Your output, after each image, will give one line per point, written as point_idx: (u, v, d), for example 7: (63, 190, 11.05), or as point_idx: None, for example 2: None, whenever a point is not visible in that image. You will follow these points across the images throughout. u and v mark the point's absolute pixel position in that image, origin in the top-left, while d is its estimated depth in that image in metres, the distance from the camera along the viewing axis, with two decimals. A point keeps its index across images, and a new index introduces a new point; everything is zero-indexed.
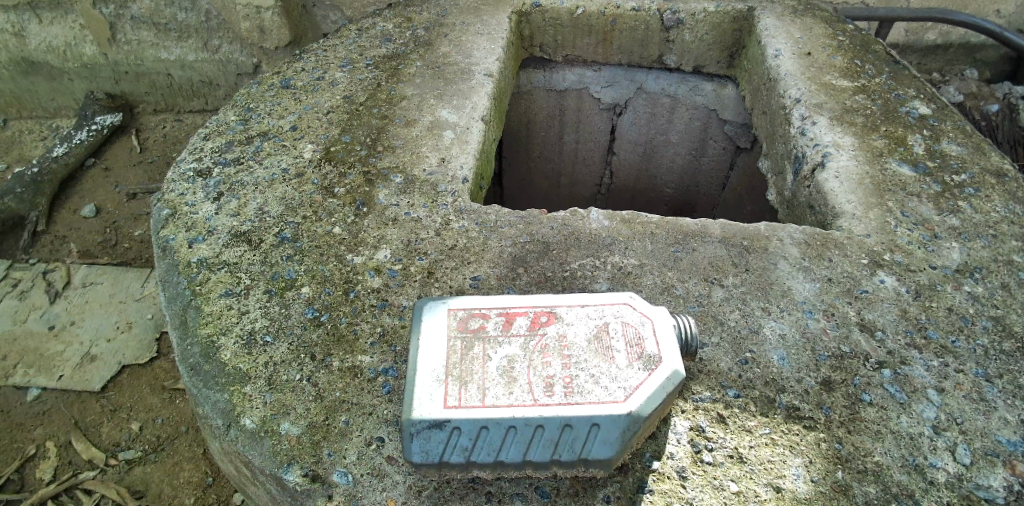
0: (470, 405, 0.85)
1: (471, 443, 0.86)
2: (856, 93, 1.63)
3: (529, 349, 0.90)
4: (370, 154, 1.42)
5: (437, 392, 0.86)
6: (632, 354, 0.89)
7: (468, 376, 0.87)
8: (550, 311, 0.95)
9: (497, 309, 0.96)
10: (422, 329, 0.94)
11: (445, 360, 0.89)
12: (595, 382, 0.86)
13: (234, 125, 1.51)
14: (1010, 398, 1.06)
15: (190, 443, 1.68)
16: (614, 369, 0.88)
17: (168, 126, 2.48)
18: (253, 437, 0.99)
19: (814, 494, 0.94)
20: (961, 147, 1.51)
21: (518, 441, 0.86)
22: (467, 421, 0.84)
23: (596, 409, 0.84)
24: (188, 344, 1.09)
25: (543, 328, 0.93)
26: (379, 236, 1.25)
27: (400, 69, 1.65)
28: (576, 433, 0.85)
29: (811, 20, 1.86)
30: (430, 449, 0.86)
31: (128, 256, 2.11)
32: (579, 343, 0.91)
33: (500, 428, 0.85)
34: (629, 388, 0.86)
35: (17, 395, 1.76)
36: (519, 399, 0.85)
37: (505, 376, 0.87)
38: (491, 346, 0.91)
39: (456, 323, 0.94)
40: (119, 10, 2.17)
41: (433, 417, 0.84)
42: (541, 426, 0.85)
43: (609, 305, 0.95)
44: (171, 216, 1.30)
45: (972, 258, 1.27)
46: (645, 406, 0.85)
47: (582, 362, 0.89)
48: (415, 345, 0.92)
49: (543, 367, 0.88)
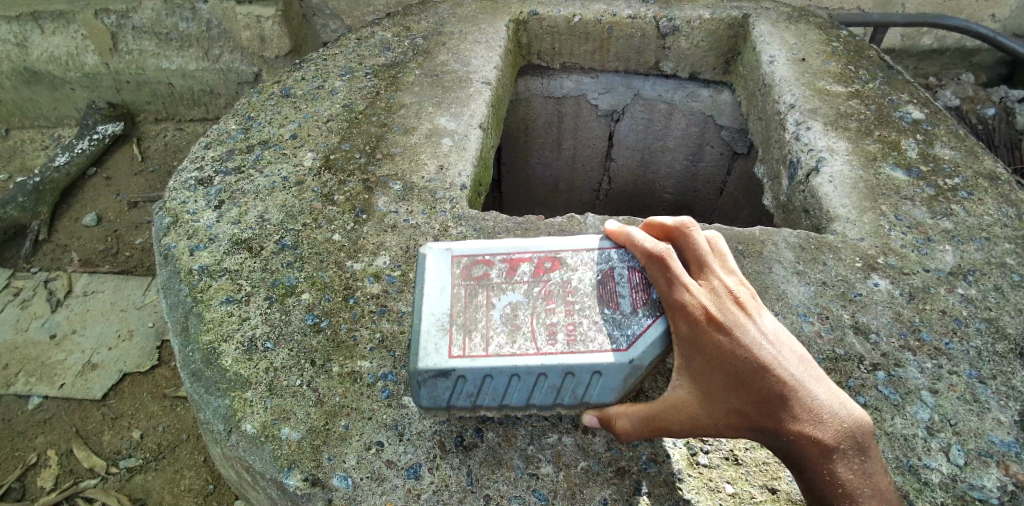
0: (473, 354, 0.88)
1: (476, 390, 0.91)
2: (850, 98, 1.65)
3: (533, 295, 0.93)
4: (370, 161, 1.44)
5: (441, 342, 0.89)
6: (637, 300, 0.92)
7: (471, 325, 0.90)
8: (555, 257, 0.97)
9: (501, 253, 0.98)
10: (424, 276, 0.95)
11: (448, 307, 0.92)
12: (598, 330, 0.90)
13: (235, 134, 1.52)
14: (1004, 399, 1.08)
15: (191, 450, 1.69)
16: (620, 317, 0.91)
17: (169, 135, 2.50)
18: (254, 442, 1.00)
19: None
20: (953, 151, 1.52)
21: (520, 387, 0.90)
22: (470, 370, 0.88)
23: (599, 359, 0.87)
24: (190, 350, 1.10)
25: (548, 274, 0.96)
26: (378, 243, 1.27)
27: (398, 77, 1.67)
28: (579, 380, 0.89)
29: (805, 27, 1.88)
30: (436, 394, 0.91)
31: (128, 264, 2.12)
32: (584, 290, 0.93)
33: (503, 375, 0.89)
34: (632, 339, 0.89)
35: (18, 404, 1.77)
36: (522, 348, 0.89)
37: (508, 325, 0.91)
38: (495, 293, 0.94)
39: (459, 269, 0.96)
40: (121, 21, 2.18)
41: (437, 366, 0.88)
42: (544, 373, 0.89)
43: (615, 249, 0.97)
44: (172, 224, 1.32)
45: (966, 261, 1.29)
46: (646, 355, 0.88)
47: (586, 309, 0.92)
48: (418, 292, 0.94)
49: (546, 315, 0.91)
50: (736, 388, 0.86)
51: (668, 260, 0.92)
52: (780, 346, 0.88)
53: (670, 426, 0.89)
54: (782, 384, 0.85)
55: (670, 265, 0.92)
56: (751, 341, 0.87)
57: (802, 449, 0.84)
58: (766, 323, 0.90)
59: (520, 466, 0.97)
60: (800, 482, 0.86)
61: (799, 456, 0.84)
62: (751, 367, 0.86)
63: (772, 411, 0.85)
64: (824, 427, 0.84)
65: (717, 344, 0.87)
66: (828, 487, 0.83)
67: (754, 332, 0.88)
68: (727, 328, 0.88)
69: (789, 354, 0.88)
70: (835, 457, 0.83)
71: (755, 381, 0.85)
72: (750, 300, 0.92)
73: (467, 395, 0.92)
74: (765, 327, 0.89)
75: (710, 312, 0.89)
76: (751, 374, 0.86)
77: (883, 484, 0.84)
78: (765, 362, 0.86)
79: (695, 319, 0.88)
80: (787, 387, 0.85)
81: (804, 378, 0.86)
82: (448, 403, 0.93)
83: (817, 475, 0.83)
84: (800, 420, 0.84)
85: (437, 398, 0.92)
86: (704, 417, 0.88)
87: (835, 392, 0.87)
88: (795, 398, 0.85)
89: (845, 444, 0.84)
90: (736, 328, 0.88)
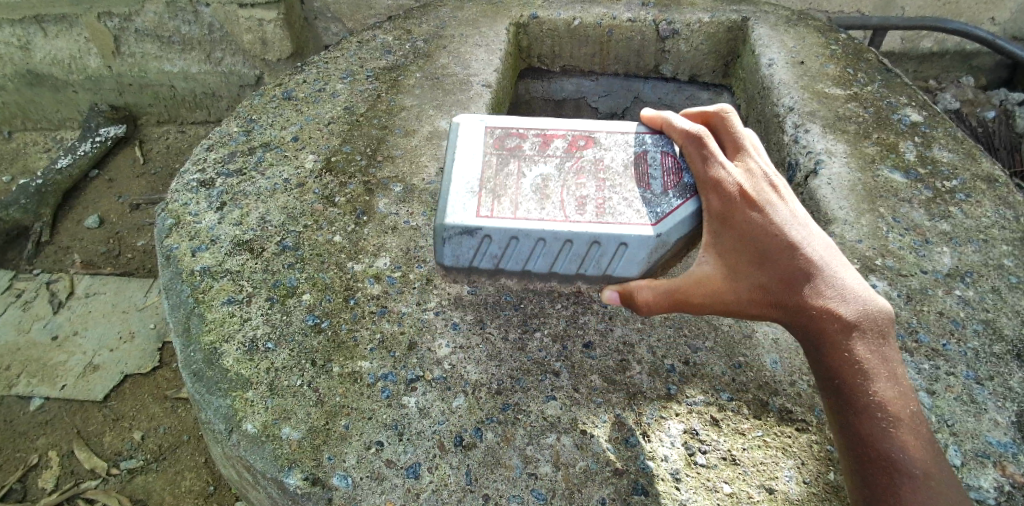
0: (502, 216, 0.99)
1: (501, 251, 1.03)
2: (848, 101, 1.65)
3: (564, 169, 1.04)
4: (370, 164, 1.45)
5: (472, 202, 0.99)
6: (668, 182, 1.01)
7: (501, 191, 1.00)
8: (586, 138, 1.07)
9: (535, 131, 1.09)
10: (462, 142, 1.06)
11: (480, 174, 1.02)
12: (626, 206, 0.99)
13: (236, 136, 1.53)
14: (1000, 400, 1.08)
15: (191, 452, 1.70)
16: (650, 195, 1.00)
17: (171, 138, 2.51)
18: (254, 442, 1.00)
19: (806, 495, 0.96)
20: (951, 153, 1.53)
21: (546, 251, 1.02)
22: (497, 230, 0.99)
23: (625, 230, 0.97)
24: (192, 350, 1.11)
25: (579, 153, 1.06)
26: (378, 245, 1.28)
27: (399, 80, 1.68)
28: (604, 250, 1.00)
29: (804, 30, 1.89)
30: (462, 254, 1.05)
31: (130, 266, 2.13)
32: (613, 169, 1.04)
33: (530, 239, 1.00)
34: (659, 215, 0.98)
35: (20, 405, 1.78)
36: (551, 214, 0.99)
37: (539, 193, 1.01)
38: (527, 164, 1.04)
39: (493, 140, 1.07)
40: (124, 23, 2.19)
41: (467, 225, 0.99)
42: (569, 240, 0.99)
43: (646, 135, 1.07)
44: (174, 225, 1.33)
45: (963, 263, 1.29)
46: (672, 231, 0.97)
47: (613, 186, 1.02)
48: (454, 159, 1.04)
49: (576, 188, 1.01)
50: (763, 263, 0.90)
51: (704, 140, 0.99)
52: (809, 229, 0.93)
53: (692, 300, 0.92)
54: (808, 262, 0.90)
55: (706, 145, 0.99)
56: (782, 219, 0.92)
57: (823, 324, 0.88)
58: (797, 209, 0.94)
59: (519, 465, 0.98)
60: (818, 360, 0.91)
61: (819, 332, 0.89)
62: (780, 243, 0.90)
63: (797, 287, 0.89)
64: (848, 305, 0.88)
65: (748, 218, 0.92)
66: (846, 361, 0.87)
67: (785, 213, 0.93)
68: (758, 206, 0.92)
69: (818, 238, 0.92)
70: (855, 335, 0.88)
71: (783, 258, 0.90)
72: (783, 186, 0.97)
73: (492, 255, 1.04)
74: (796, 211, 0.93)
75: (743, 190, 0.94)
76: (778, 250, 0.90)
77: (898, 367, 0.89)
78: (794, 241, 0.90)
79: (727, 195, 0.94)
80: (813, 265, 0.90)
81: (831, 261, 0.91)
82: (471, 262, 1.06)
83: (835, 350, 0.88)
84: (823, 296, 0.89)
85: (460, 256, 1.06)
86: (728, 292, 0.91)
87: (859, 279, 0.92)
88: (820, 276, 0.89)
89: (866, 324, 0.88)
90: (768, 207, 0.93)
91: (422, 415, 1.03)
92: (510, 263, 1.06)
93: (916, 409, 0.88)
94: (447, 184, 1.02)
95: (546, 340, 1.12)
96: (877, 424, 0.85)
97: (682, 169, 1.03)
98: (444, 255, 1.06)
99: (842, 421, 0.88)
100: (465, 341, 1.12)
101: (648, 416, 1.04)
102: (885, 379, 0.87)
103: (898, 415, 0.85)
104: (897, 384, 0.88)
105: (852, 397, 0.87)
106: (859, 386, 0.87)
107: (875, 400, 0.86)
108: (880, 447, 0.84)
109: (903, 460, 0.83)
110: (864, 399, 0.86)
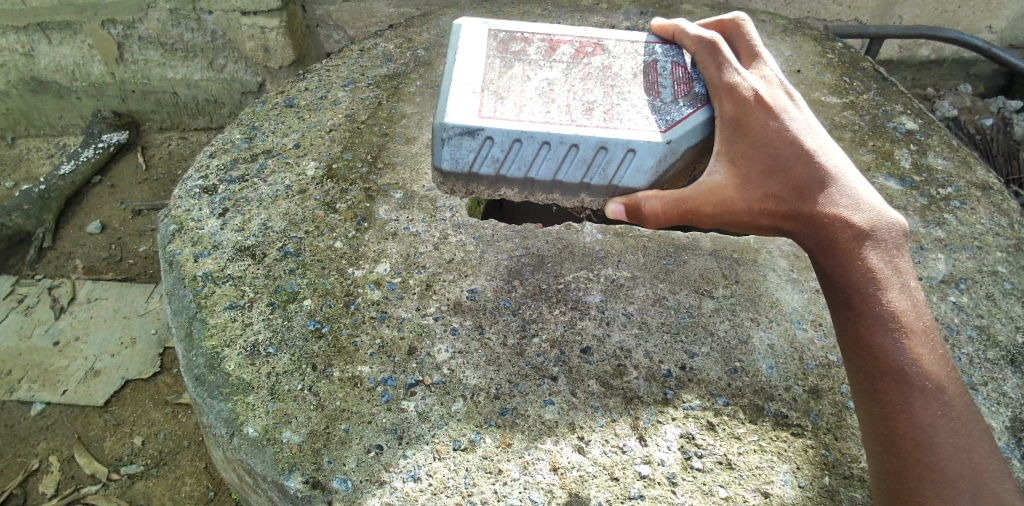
0: (505, 117, 1.06)
1: (502, 154, 1.09)
2: (844, 109, 1.67)
3: (572, 75, 1.14)
4: (371, 171, 1.46)
5: (474, 101, 1.07)
6: (679, 91, 1.12)
7: (505, 93, 1.09)
8: (594, 46, 1.19)
9: (540, 39, 1.19)
10: (465, 45, 1.16)
11: (484, 76, 1.12)
12: (634, 112, 1.09)
13: (239, 143, 1.55)
14: (994, 405, 1.10)
15: (191, 457, 1.71)
16: (659, 103, 1.10)
17: (174, 144, 2.53)
18: (255, 446, 1.02)
19: (801, 499, 0.97)
20: (946, 161, 1.54)
21: (551, 156, 1.09)
22: (499, 131, 1.05)
23: (634, 135, 1.05)
24: (194, 355, 1.13)
25: (587, 59, 1.17)
26: (379, 251, 1.29)
27: (400, 88, 1.70)
28: (611, 156, 1.08)
29: (801, 39, 1.90)
30: (460, 158, 1.12)
31: (132, 272, 2.14)
32: (621, 76, 1.14)
33: (535, 143, 1.07)
34: (668, 124, 1.07)
35: (21, 409, 1.80)
36: (558, 118, 1.07)
37: (544, 97, 1.10)
38: (533, 68, 1.14)
39: (497, 44, 1.18)
40: (127, 31, 2.21)
41: (467, 126, 1.05)
42: (576, 145, 1.07)
43: (650, 48, 1.19)
44: (177, 231, 1.34)
45: (957, 269, 1.31)
46: (678, 138, 1.06)
47: (619, 94, 1.12)
48: (460, 63, 1.13)
49: (584, 94, 1.11)
50: (774, 173, 0.99)
51: (719, 44, 1.10)
52: (820, 138, 1.01)
53: (702, 208, 1.02)
54: (820, 171, 0.98)
55: (721, 50, 1.10)
56: (793, 128, 1.01)
57: (835, 233, 0.95)
58: (809, 119, 1.03)
59: (516, 470, 0.99)
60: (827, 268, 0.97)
61: (830, 240, 0.95)
62: (792, 152, 0.99)
63: (806, 195, 0.97)
64: (860, 215, 0.94)
65: (760, 126, 1.01)
66: (858, 271, 0.92)
67: (796, 122, 1.02)
68: (772, 113, 1.02)
69: (829, 147, 1.00)
70: (867, 244, 0.93)
71: (794, 167, 0.98)
72: (795, 95, 1.06)
73: (493, 160, 1.11)
74: (808, 122, 1.02)
75: (758, 97, 1.03)
76: (790, 159, 0.99)
77: (911, 279, 0.93)
78: (806, 150, 0.99)
79: (740, 100, 1.04)
80: (825, 174, 0.97)
81: (842, 171, 0.98)
82: (471, 167, 1.13)
83: (848, 261, 0.94)
84: (834, 204, 0.96)
85: (459, 160, 1.12)
86: (737, 200, 1.02)
87: (871, 190, 0.98)
88: (832, 184, 0.96)
89: (878, 233, 0.94)
90: (780, 114, 1.02)
91: (422, 419, 1.04)
92: (512, 169, 1.13)
93: (928, 322, 0.92)
94: (449, 85, 1.10)
95: (544, 345, 1.13)
96: (888, 335, 0.89)
97: (693, 80, 1.13)
98: (443, 158, 1.12)
99: (848, 325, 0.93)
100: (464, 347, 1.13)
101: (644, 421, 1.05)
102: (898, 289, 0.91)
103: (910, 326, 0.89)
104: (911, 294, 0.92)
105: (863, 308, 0.92)
106: (873, 296, 0.91)
107: (886, 311, 0.90)
108: (893, 361, 0.88)
109: (913, 372, 0.87)
110: (875, 309, 0.91)
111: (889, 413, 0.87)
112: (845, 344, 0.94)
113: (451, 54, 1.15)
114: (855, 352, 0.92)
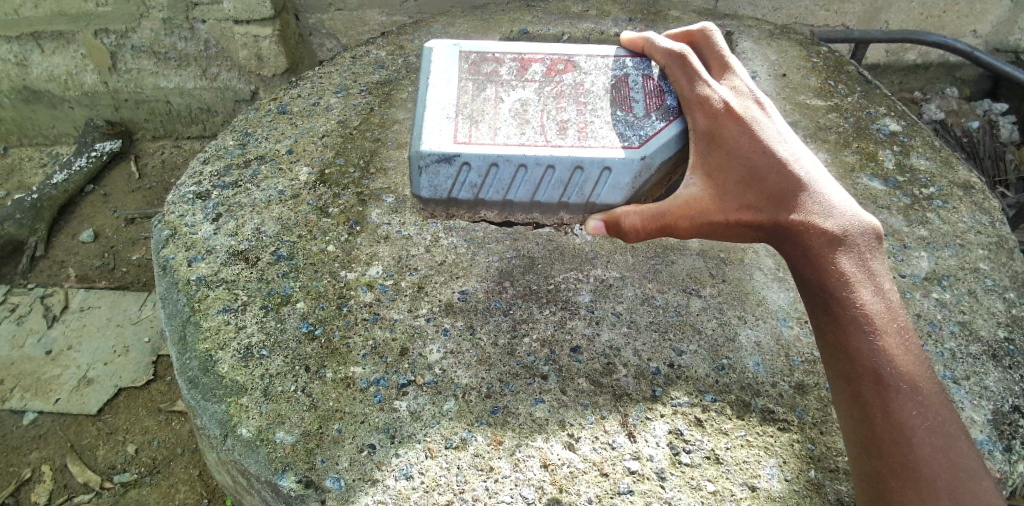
0: (480, 142, 1.05)
1: (480, 179, 1.08)
2: (829, 112, 1.70)
3: (545, 94, 1.12)
4: (364, 176, 1.48)
5: (448, 129, 1.06)
6: (652, 104, 1.10)
7: (479, 118, 1.08)
8: (566, 62, 1.17)
9: (511, 57, 1.18)
10: (437, 68, 1.14)
11: (456, 102, 1.10)
12: (609, 129, 1.07)
13: (232, 149, 1.56)
14: (976, 398, 1.12)
15: (186, 464, 1.71)
16: (632, 119, 1.08)
17: (167, 152, 2.54)
18: (249, 446, 1.03)
19: (787, 493, 0.98)
20: (929, 162, 1.57)
21: (530, 178, 1.07)
22: (476, 157, 1.04)
23: (609, 154, 1.04)
24: (187, 358, 1.14)
25: (560, 77, 1.15)
26: (371, 253, 1.31)
27: (392, 94, 1.72)
28: (587, 175, 1.06)
29: (787, 43, 1.93)
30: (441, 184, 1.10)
31: (125, 280, 2.14)
32: (594, 92, 1.13)
33: (512, 165, 1.05)
34: (643, 139, 1.05)
35: (13, 418, 1.80)
36: (533, 140, 1.06)
37: (518, 119, 1.08)
38: (506, 89, 1.13)
39: (469, 66, 1.15)
40: (120, 40, 2.22)
41: (443, 152, 1.04)
42: (552, 166, 1.05)
43: (625, 60, 1.17)
44: (170, 237, 1.35)
45: (940, 267, 1.33)
46: (653, 153, 1.05)
47: (593, 111, 1.10)
48: (430, 87, 1.12)
49: (559, 113, 1.09)
50: (749, 182, 0.98)
51: (688, 57, 1.09)
52: (793, 146, 1.00)
53: (680, 221, 1.00)
54: (795, 180, 0.97)
55: (691, 62, 1.09)
56: (766, 137, 0.99)
57: (810, 240, 0.95)
58: (781, 126, 1.02)
59: (508, 467, 1.00)
60: (804, 275, 0.97)
61: (806, 247, 0.96)
62: (766, 161, 0.98)
63: (781, 203, 0.97)
64: (834, 221, 0.95)
65: (734, 136, 1.00)
66: (832, 276, 0.94)
67: (769, 131, 1.00)
68: (745, 123, 1.00)
69: (802, 156, 0.99)
70: (840, 248, 0.94)
71: (769, 177, 0.97)
72: (766, 104, 1.05)
73: (471, 185, 1.10)
74: (781, 129, 1.01)
75: (731, 108, 1.02)
76: (764, 169, 0.97)
77: (886, 281, 0.95)
78: (781, 157, 0.98)
79: (712, 112, 1.02)
80: (799, 183, 0.97)
81: (815, 177, 0.98)
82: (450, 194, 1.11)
83: (822, 267, 0.95)
84: (808, 212, 0.95)
85: (438, 187, 1.11)
86: (714, 210, 0.99)
87: (844, 194, 0.98)
88: (806, 192, 0.96)
89: (851, 238, 0.94)
90: (753, 124, 1.00)
91: (414, 418, 1.05)
92: (490, 193, 1.12)
93: (903, 322, 0.93)
94: (422, 112, 1.08)
95: (534, 344, 1.15)
96: (863, 337, 0.91)
97: (665, 92, 1.12)
98: (422, 186, 1.11)
99: (831, 335, 0.94)
100: (455, 347, 1.15)
101: (634, 417, 1.06)
102: (872, 292, 0.93)
103: (883, 327, 0.91)
104: (884, 297, 0.93)
105: (838, 311, 0.93)
106: (847, 299, 0.93)
107: (860, 313, 0.92)
108: (867, 362, 0.90)
109: (889, 373, 0.89)
110: (850, 311, 0.92)
111: (867, 417, 0.89)
112: (821, 346, 0.97)
113: (423, 78, 1.13)
114: (831, 356, 0.94)
